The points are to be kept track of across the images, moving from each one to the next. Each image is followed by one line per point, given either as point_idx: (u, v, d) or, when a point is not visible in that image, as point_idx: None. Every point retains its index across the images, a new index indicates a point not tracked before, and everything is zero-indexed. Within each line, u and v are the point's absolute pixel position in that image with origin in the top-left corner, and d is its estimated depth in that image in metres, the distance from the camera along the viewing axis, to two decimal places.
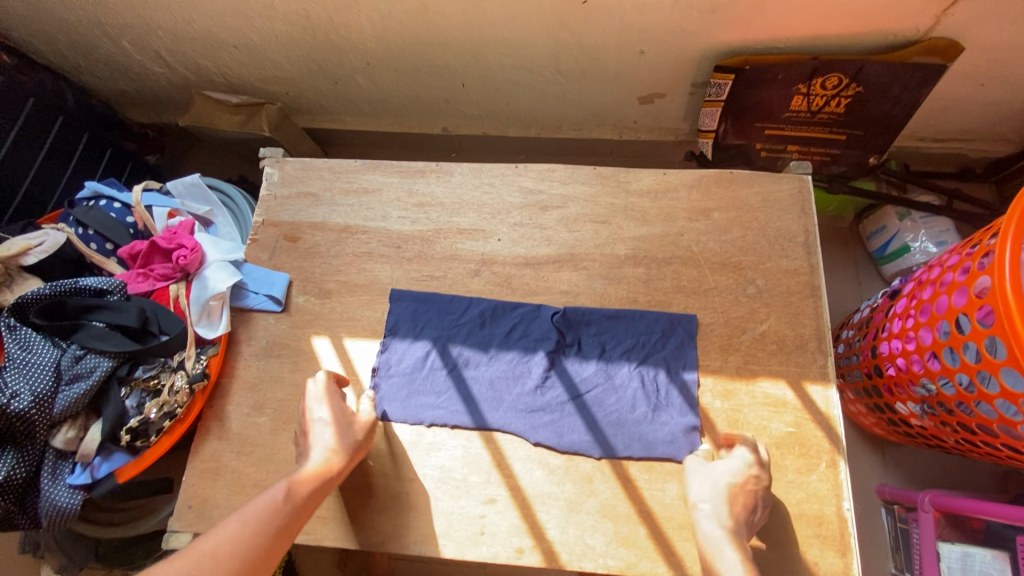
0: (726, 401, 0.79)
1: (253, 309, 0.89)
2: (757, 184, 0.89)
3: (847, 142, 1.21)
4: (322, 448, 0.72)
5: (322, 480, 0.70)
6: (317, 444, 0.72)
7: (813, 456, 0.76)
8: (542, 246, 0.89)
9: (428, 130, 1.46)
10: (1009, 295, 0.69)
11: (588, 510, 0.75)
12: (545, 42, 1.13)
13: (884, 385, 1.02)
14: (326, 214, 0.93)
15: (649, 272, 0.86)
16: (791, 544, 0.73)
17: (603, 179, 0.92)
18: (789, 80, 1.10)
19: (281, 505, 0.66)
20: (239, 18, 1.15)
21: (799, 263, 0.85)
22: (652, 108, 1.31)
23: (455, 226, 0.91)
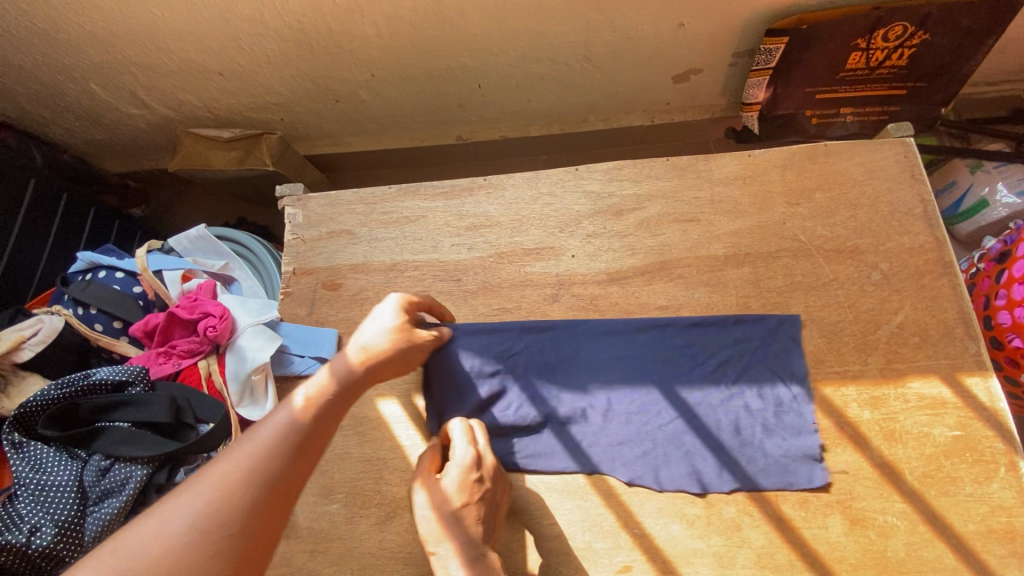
0: (876, 411, 0.68)
1: (301, 376, 0.75)
2: (856, 155, 0.79)
3: (907, 97, 1.12)
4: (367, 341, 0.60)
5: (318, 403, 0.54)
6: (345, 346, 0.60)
7: (989, 462, 0.65)
8: (626, 257, 0.77)
9: (441, 142, 1.33)
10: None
11: (744, 563, 0.64)
12: (573, 26, 1.01)
13: (1005, 358, 0.91)
14: (367, 252, 0.80)
15: (756, 271, 0.74)
16: (986, 569, 0.62)
17: (680, 170, 0.81)
18: (848, 35, 1.00)
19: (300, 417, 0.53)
20: (224, 42, 1.01)
21: (924, 238, 0.74)
22: (688, 86, 1.20)
23: (519, 247, 0.79)
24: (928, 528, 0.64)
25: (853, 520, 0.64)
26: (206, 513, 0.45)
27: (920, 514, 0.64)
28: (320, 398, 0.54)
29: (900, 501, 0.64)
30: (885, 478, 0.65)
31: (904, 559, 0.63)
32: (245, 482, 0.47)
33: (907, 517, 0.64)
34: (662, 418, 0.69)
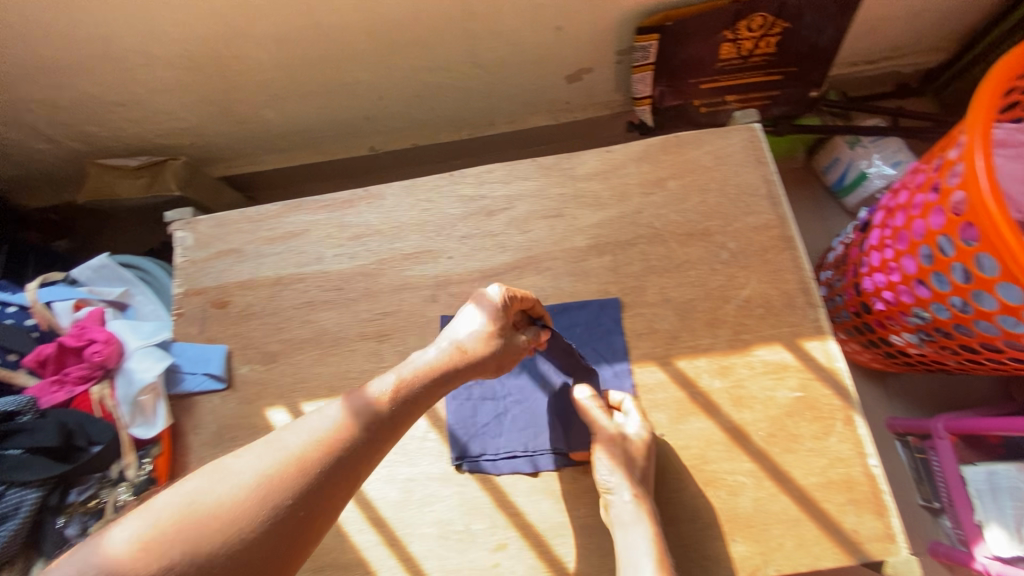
0: (725, 379, 0.73)
1: (193, 393, 0.78)
2: (706, 144, 0.84)
3: (784, 81, 1.18)
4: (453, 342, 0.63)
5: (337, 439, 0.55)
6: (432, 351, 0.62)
7: (827, 418, 0.71)
8: (498, 254, 0.82)
9: (355, 153, 1.37)
10: (993, 203, 0.65)
11: (608, 531, 0.68)
12: (456, 37, 1.06)
13: (875, 321, 0.98)
14: (254, 268, 0.84)
15: (617, 259, 0.80)
16: (826, 517, 0.68)
17: (546, 169, 0.86)
18: (714, 29, 1.06)
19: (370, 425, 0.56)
20: (116, 73, 1.04)
21: (768, 216, 0.80)
22: (583, 85, 1.25)
23: (399, 252, 0.83)
24: (774, 483, 0.69)
25: (706, 482, 0.70)
26: (128, 561, 0.45)
27: (766, 471, 0.69)
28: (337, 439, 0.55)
29: (748, 461, 0.70)
30: (735, 440, 0.71)
31: (753, 513, 0.68)
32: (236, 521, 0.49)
33: (755, 475, 0.69)
34: (527, 399, 0.75)
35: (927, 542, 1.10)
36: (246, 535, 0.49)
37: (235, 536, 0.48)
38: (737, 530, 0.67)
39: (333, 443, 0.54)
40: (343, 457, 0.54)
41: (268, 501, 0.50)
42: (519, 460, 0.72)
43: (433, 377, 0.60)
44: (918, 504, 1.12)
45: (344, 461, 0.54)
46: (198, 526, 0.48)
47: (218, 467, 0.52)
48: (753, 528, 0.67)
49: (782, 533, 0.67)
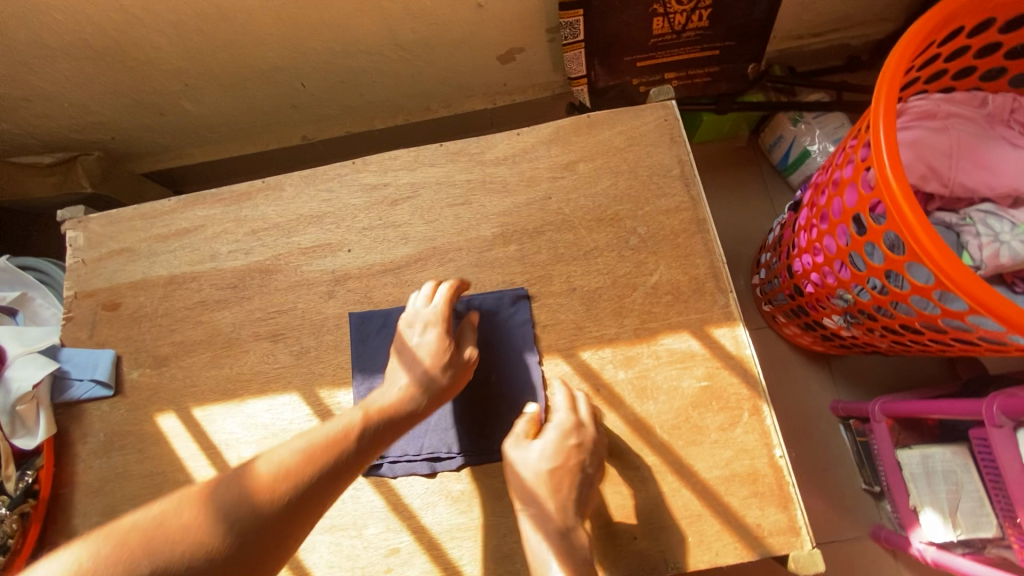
0: (629, 370, 0.70)
1: (82, 400, 0.75)
2: (619, 123, 0.80)
3: (722, 57, 1.13)
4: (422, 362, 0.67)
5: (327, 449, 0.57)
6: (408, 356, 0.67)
7: (734, 408, 0.68)
8: (400, 246, 0.78)
9: (288, 143, 1.32)
10: (893, 179, 0.62)
11: (506, 532, 0.66)
12: (371, 17, 1.00)
13: (807, 303, 0.95)
14: (147, 268, 0.80)
15: (523, 248, 0.77)
16: (728, 510, 0.65)
17: (453, 154, 0.81)
18: (642, 2, 1.01)
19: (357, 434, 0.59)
20: (12, 66, 0.98)
21: (680, 198, 0.76)
22: (517, 66, 1.20)
23: (297, 246, 0.79)
24: (677, 478, 0.66)
25: (606, 478, 0.67)
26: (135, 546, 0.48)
27: (668, 465, 0.67)
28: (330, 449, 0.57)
29: (650, 455, 0.67)
30: (637, 434, 0.68)
31: (653, 510, 0.66)
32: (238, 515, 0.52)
33: (657, 470, 0.67)
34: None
35: (869, 526, 1.09)
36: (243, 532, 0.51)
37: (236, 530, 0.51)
38: (637, 527, 0.65)
39: (326, 451, 0.57)
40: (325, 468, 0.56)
41: (264, 504, 0.53)
42: (411, 462, 0.69)
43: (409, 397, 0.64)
44: (861, 488, 1.11)
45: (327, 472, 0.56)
46: (211, 519, 0.51)
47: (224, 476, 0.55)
48: (654, 525, 0.65)
49: (682, 529, 0.65)
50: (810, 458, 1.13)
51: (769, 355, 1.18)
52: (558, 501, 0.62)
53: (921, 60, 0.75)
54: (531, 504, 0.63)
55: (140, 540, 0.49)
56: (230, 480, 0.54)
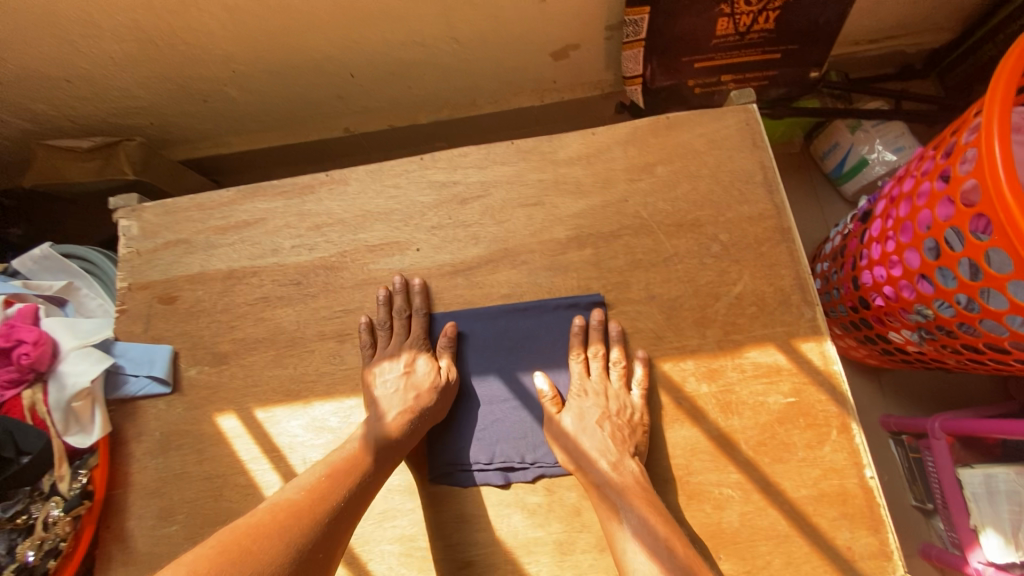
0: (713, 383, 0.68)
1: (137, 397, 0.72)
2: (698, 126, 0.78)
3: (783, 61, 1.11)
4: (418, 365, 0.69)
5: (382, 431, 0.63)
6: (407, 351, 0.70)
7: (822, 425, 0.66)
8: (470, 247, 0.75)
9: (328, 135, 1.28)
10: (1006, 192, 0.60)
11: (584, 548, 0.63)
12: (431, 8, 0.97)
13: (872, 317, 0.93)
14: (204, 261, 0.77)
15: (600, 252, 0.74)
16: (818, 532, 0.63)
17: (525, 153, 0.78)
18: (710, 2, 0.98)
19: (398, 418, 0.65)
20: (59, 46, 0.94)
21: (763, 206, 0.74)
22: (570, 63, 1.17)
23: (362, 244, 0.76)
24: (763, 497, 0.64)
25: (689, 495, 0.65)
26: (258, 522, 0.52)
27: (754, 484, 0.64)
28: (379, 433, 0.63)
29: (735, 472, 0.65)
30: (722, 451, 0.66)
31: (738, 529, 0.63)
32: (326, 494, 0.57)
33: (743, 488, 0.64)
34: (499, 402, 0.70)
35: (918, 544, 1.07)
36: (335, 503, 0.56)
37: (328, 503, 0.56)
38: (722, 548, 0.63)
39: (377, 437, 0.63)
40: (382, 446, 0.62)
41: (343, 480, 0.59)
42: (485, 470, 0.67)
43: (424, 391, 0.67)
44: (910, 504, 1.09)
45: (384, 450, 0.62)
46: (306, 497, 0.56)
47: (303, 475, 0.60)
48: (740, 546, 0.63)
49: (769, 550, 0.62)
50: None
51: None
52: (641, 488, 0.61)
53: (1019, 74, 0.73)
54: (622, 502, 0.60)
55: (274, 518, 0.53)
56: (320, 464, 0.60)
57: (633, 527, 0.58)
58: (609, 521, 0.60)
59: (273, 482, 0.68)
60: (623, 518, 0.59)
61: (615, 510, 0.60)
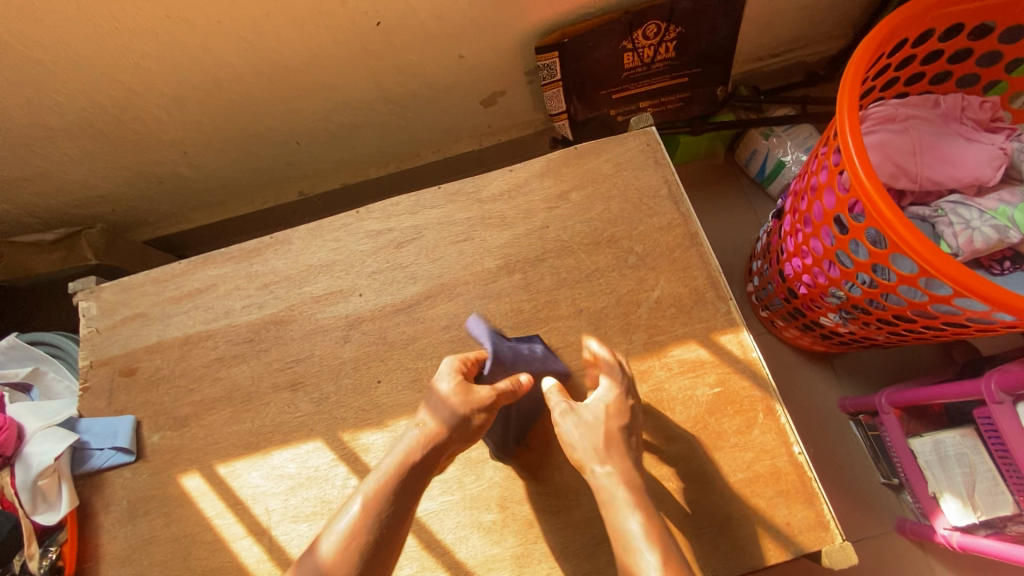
0: (644, 384, 0.72)
1: (103, 469, 0.75)
2: (604, 152, 0.85)
3: (691, 83, 1.20)
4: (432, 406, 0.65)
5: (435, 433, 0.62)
6: (418, 415, 0.65)
7: (749, 410, 0.70)
8: (408, 286, 0.80)
9: (284, 199, 1.35)
10: (865, 179, 0.66)
11: (540, 557, 0.67)
12: (360, 74, 1.06)
13: (803, 305, 0.98)
14: (162, 331, 0.81)
15: (528, 276, 0.79)
16: (757, 512, 0.66)
17: (452, 195, 0.85)
18: (612, 40, 1.08)
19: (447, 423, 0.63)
20: (17, 149, 1.01)
21: (671, 216, 0.81)
22: (500, 108, 1.26)
23: (309, 296, 0.81)
24: (702, 485, 0.68)
25: None
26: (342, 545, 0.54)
27: (693, 475, 0.68)
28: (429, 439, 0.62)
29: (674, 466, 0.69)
30: (660, 446, 0.70)
31: (684, 520, 0.67)
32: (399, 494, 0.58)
33: (684, 480, 0.68)
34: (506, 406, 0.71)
35: (894, 521, 1.09)
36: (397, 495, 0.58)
37: (392, 498, 0.57)
38: None
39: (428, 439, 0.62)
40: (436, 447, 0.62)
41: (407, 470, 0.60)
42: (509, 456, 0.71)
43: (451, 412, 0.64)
44: (879, 483, 1.12)
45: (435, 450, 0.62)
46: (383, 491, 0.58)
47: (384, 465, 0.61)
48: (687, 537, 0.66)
49: (714, 536, 0.66)
50: (823, 457, 1.14)
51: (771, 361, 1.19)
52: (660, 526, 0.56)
53: (877, 69, 0.79)
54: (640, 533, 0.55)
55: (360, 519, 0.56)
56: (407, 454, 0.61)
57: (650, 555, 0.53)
58: (624, 558, 0.55)
59: (239, 534, 0.70)
60: (641, 553, 0.54)
61: (630, 540, 0.55)
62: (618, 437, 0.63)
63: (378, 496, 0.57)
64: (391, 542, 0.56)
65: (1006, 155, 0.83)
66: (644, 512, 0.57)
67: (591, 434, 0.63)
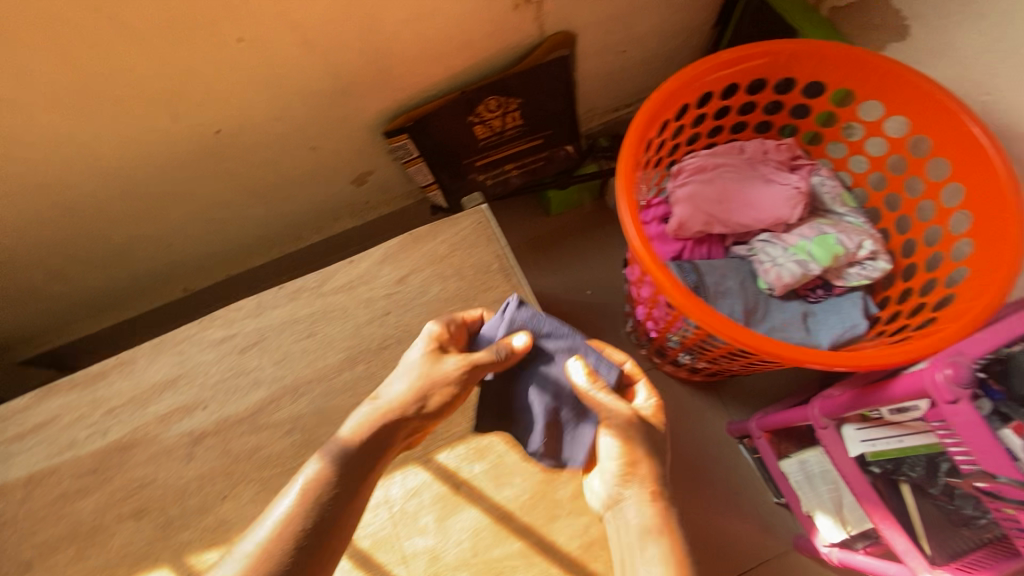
0: (483, 462, 0.74)
1: None
2: (441, 233, 0.88)
3: (546, 143, 1.28)
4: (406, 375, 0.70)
5: (376, 421, 0.67)
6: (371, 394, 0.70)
7: (583, 473, 0.73)
8: (252, 392, 0.80)
9: (171, 298, 1.34)
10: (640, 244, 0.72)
11: None
12: (216, 177, 1.09)
13: (663, 345, 1.03)
14: (4, 471, 0.80)
15: (370, 368, 0.80)
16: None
17: (294, 292, 0.87)
18: (458, 117, 1.14)
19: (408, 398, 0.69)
20: None
21: (503, 288, 0.85)
22: (372, 185, 1.30)
23: (154, 415, 0.81)
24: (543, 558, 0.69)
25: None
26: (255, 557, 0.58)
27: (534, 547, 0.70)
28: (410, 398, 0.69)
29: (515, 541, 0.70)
30: (501, 522, 0.71)
31: None
32: (341, 484, 0.63)
33: (525, 554, 0.70)
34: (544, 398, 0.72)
35: (791, 538, 1.12)
36: (336, 485, 0.63)
37: (327, 498, 0.62)
38: None
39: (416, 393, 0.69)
40: (390, 425, 0.68)
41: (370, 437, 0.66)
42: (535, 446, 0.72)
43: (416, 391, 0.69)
44: (773, 502, 1.15)
45: (387, 430, 0.67)
46: (322, 490, 0.62)
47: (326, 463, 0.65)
48: None
49: None
50: (719, 484, 1.17)
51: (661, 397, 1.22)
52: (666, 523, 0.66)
53: (664, 133, 0.87)
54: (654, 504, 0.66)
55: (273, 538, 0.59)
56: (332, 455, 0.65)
57: (639, 523, 0.65)
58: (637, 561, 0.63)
59: None
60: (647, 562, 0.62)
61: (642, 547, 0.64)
62: (626, 431, 0.70)
63: (315, 491, 0.62)
64: (311, 556, 0.60)
65: (802, 193, 0.88)
66: (655, 514, 0.66)
67: (621, 428, 0.69)
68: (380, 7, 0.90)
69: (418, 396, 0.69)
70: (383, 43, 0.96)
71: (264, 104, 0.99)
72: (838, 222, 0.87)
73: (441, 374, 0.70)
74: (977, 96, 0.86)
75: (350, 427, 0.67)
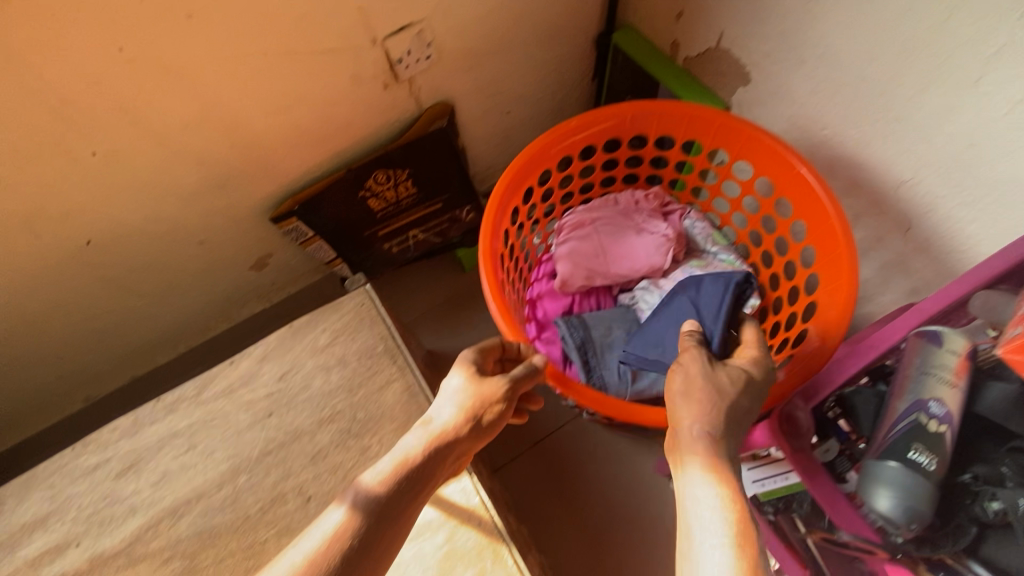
0: None
1: None
2: (322, 322, 0.88)
3: (446, 207, 1.29)
4: (418, 431, 0.64)
5: (399, 470, 0.60)
6: (415, 428, 0.65)
7: (477, 561, 0.71)
8: (127, 521, 0.76)
9: (71, 410, 1.27)
10: (513, 338, 0.80)
11: None
12: (98, 285, 1.05)
13: None
14: None
15: (254, 477, 0.77)
16: None
17: (173, 404, 0.83)
18: (347, 194, 1.14)
19: (418, 453, 0.62)
20: None
21: (390, 372, 0.83)
22: (275, 267, 1.28)
23: (21, 562, 0.75)
24: None
25: None
26: None
27: None
28: (415, 455, 0.62)
29: None
30: None
31: None
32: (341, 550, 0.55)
33: None
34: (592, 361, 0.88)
35: None
36: (349, 546, 0.55)
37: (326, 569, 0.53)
38: None
39: (409, 461, 0.62)
40: (416, 473, 0.61)
41: (372, 509, 0.58)
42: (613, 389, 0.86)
43: (442, 436, 0.64)
44: None
45: (419, 476, 0.61)
46: (327, 557, 0.54)
47: (314, 529, 0.57)
48: None
49: None
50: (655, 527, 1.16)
51: (588, 446, 1.21)
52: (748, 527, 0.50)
53: (531, 199, 0.91)
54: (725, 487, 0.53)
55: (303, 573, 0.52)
56: (365, 498, 0.58)
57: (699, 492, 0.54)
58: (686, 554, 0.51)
59: None
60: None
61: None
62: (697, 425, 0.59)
63: (325, 553, 0.54)
64: None
65: (670, 239, 0.92)
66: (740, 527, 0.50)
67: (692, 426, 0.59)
68: (240, 105, 0.91)
69: (457, 431, 0.64)
70: (252, 137, 0.97)
71: (135, 209, 0.97)
72: (708, 262, 0.92)
73: (456, 416, 0.65)
74: (815, 131, 0.92)
75: (351, 498, 0.58)
